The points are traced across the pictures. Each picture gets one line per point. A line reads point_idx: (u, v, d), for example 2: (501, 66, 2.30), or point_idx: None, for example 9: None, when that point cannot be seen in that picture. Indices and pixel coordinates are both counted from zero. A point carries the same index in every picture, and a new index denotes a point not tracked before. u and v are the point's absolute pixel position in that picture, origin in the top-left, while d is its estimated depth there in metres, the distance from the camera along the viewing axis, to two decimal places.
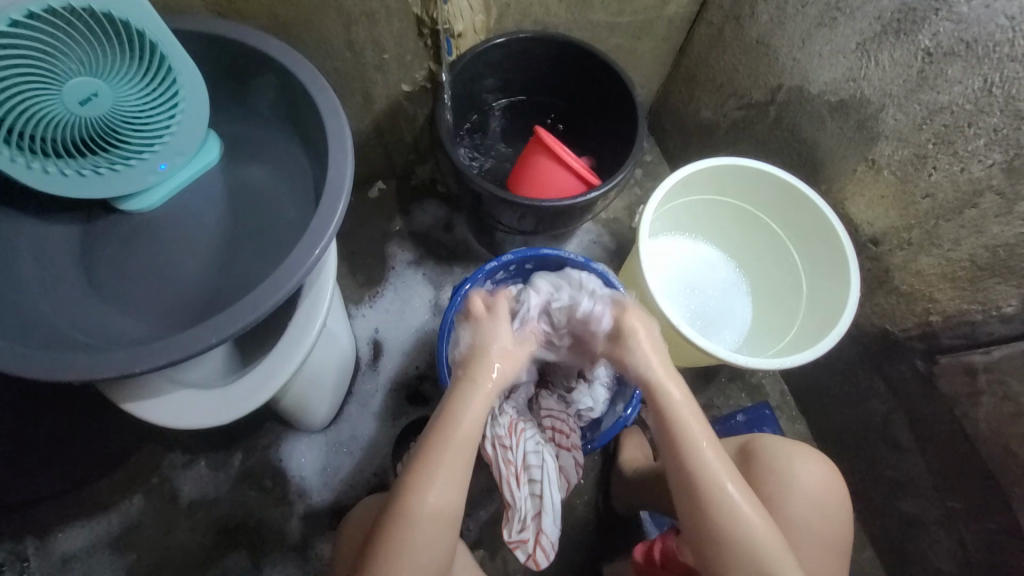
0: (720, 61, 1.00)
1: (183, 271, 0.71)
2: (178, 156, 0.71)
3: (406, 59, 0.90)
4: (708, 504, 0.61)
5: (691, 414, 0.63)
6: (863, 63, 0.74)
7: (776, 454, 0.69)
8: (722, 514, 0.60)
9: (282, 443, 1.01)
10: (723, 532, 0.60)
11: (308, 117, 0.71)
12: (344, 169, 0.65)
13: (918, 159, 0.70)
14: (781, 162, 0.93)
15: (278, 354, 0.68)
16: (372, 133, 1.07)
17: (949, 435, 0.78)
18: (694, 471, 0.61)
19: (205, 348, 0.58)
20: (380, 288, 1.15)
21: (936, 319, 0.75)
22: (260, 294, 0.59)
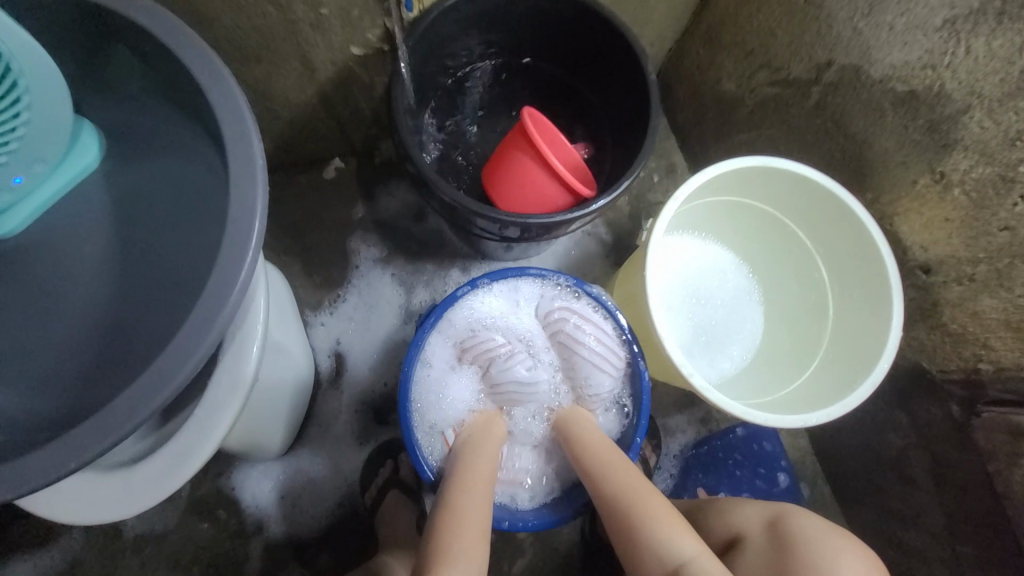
0: (754, 21, 0.80)
1: (53, 320, 0.54)
2: (37, 165, 0.53)
3: (352, 15, 0.68)
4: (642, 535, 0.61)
5: (605, 449, 0.69)
6: (949, 47, 0.56)
7: (810, 541, 0.59)
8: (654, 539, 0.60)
9: (233, 470, 0.90)
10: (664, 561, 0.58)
11: (206, 115, 0.52)
12: (253, 194, 0.47)
13: (1003, 182, 0.56)
14: (817, 158, 0.77)
15: (194, 430, 0.54)
16: (320, 105, 0.86)
17: (976, 487, 0.70)
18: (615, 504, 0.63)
19: (80, 460, 0.43)
20: (341, 289, 1.00)
21: (986, 367, 0.63)
22: (141, 389, 0.44)
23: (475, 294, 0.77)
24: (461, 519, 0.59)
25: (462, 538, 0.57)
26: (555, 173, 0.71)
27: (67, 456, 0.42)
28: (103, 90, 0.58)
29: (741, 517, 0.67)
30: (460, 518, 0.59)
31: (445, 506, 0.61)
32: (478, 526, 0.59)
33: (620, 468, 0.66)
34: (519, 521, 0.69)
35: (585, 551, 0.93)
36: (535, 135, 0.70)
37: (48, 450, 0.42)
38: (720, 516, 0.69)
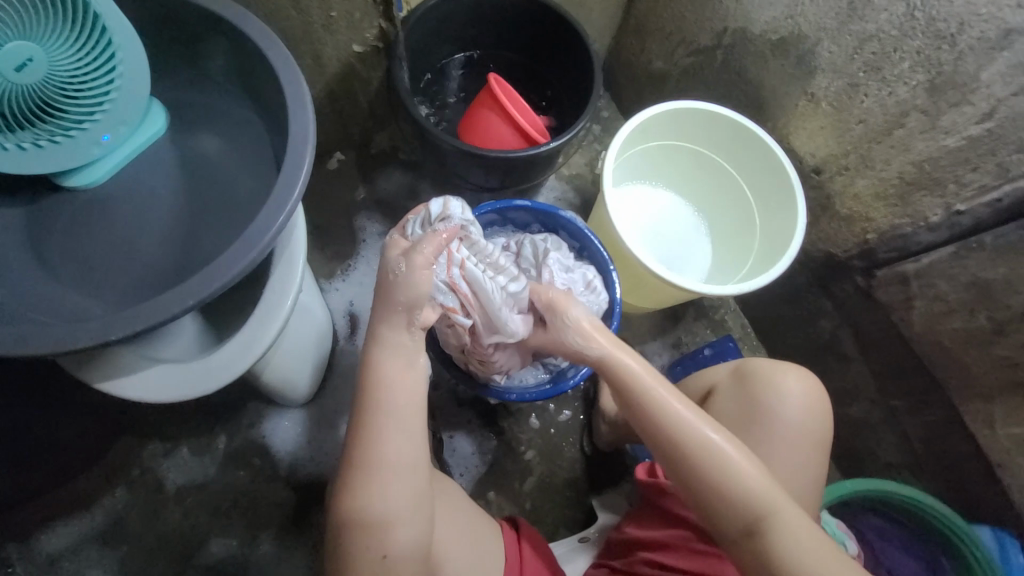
0: (668, 9, 1.03)
1: (142, 244, 0.69)
2: (121, 126, 0.67)
3: (355, 17, 0.87)
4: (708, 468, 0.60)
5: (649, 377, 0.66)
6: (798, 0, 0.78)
7: (769, 371, 0.73)
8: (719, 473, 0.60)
9: (263, 421, 1.00)
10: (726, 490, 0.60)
11: (258, 73, 0.67)
12: (307, 124, 0.63)
13: (851, 88, 0.76)
14: (729, 103, 0.97)
15: (255, 322, 0.68)
16: (326, 100, 1.04)
17: (890, 341, 0.86)
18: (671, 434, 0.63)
19: (180, 312, 0.58)
20: (351, 260, 1.14)
21: (872, 237, 0.81)
22: (233, 256, 0.59)
23: None
24: (386, 399, 0.62)
25: (387, 417, 0.62)
26: (519, 129, 0.91)
27: (175, 303, 0.57)
28: (170, 72, 0.74)
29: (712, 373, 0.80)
30: (381, 397, 0.63)
31: (366, 386, 0.63)
32: (408, 404, 0.63)
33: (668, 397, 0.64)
34: (526, 393, 0.83)
35: (586, 465, 1.05)
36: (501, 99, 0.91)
37: (165, 298, 0.57)
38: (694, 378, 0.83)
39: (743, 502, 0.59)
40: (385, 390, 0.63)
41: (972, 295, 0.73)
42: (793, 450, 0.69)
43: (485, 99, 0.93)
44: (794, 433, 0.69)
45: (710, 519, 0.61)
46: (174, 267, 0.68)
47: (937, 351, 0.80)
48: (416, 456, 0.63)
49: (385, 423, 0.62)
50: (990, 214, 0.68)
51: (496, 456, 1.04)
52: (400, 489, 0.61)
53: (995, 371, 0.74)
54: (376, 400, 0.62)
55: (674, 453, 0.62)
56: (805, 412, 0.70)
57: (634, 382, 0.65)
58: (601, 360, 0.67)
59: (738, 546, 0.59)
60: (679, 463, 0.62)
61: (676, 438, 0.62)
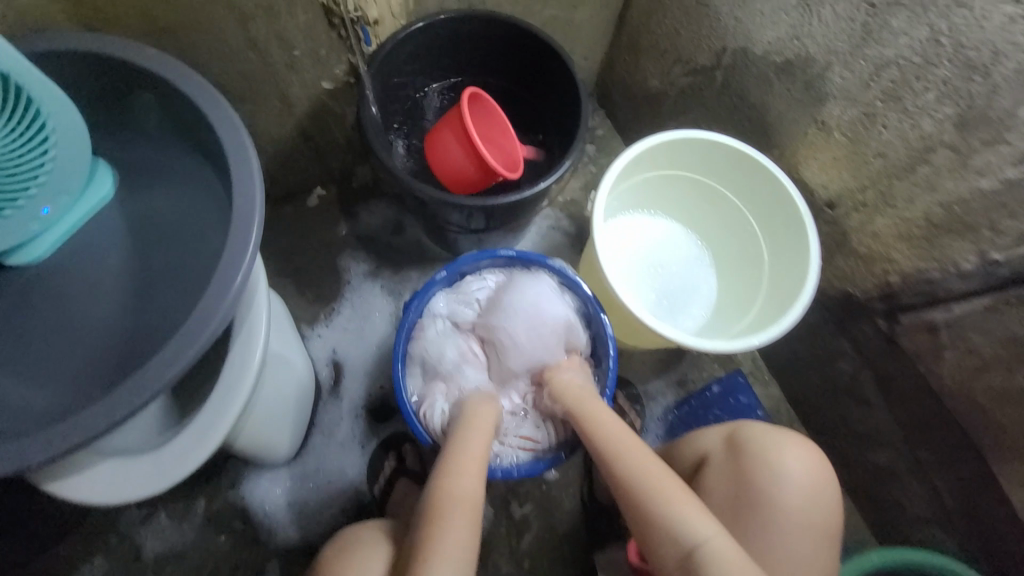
0: (661, 26, 0.95)
1: (88, 325, 0.63)
2: (61, 196, 0.62)
3: (321, 54, 0.81)
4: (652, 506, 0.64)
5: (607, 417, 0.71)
6: (805, 20, 0.69)
7: (764, 444, 0.68)
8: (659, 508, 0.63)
9: (243, 481, 0.95)
10: (663, 523, 0.62)
11: (205, 134, 0.62)
12: (252, 191, 0.58)
13: (867, 119, 0.67)
14: (731, 128, 0.89)
15: (216, 402, 0.63)
16: (298, 137, 0.98)
17: (915, 390, 0.78)
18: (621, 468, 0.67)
19: (128, 415, 0.52)
20: (335, 304, 1.08)
21: (895, 279, 0.73)
22: (179, 345, 0.53)
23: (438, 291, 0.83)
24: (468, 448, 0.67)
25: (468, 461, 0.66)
26: (490, 172, 0.85)
27: (119, 406, 0.52)
28: (113, 131, 0.67)
29: (705, 440, 0.74)
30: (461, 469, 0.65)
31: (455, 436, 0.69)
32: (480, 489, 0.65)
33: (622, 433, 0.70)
34: (513, 470, 0.73)
35: (586, 519, 0.98)
36: (467, 121, 0.82)
37: (108, 403, 0.52)
38: (684, 444, 0.77)
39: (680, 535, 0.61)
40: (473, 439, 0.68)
41: (1011, 351, 0.64)
42: (783, 538, 0.64)
43: (455, 124, 0.85)
44: (789, 515, 0.64)
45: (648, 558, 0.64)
46: (122, 347, 0.62)
47: (970, 406, 0.71)
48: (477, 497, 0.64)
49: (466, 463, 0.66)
50: None
51: (489, 512, 0.98)
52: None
53: None
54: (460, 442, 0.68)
55: (625, 484, 0.66)
56: (802, 491, 0.65)
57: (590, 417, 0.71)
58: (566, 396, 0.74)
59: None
60: (631, 494, 0.65)
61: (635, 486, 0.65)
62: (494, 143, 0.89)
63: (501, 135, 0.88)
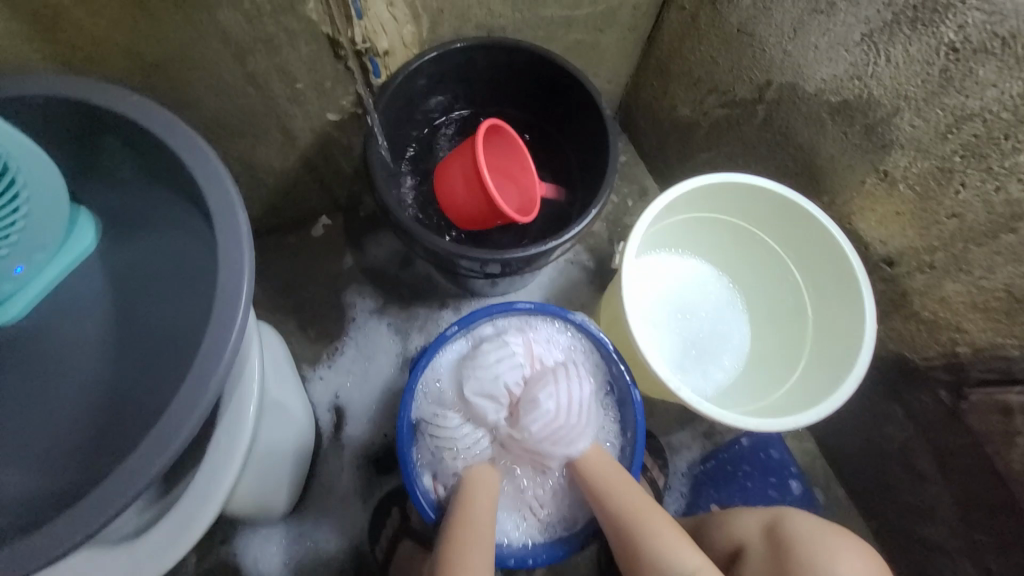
0: (695, 52, 0.87)
1: (57, 402, 0.55)
2: (37, 252, 0.56)
3: (326, 86, 0.74)
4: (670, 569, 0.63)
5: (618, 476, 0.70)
6: (870, 59, 0.61)
7: (811, 545, 0.60)
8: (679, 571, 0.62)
9: (235, 537, 0.89)
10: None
11: (190, 188, 0.55)
12: (241, 256, 0.51)
13: (942, 174, 0.59)
14: (774, 168, 0.81)
15: (202, 486, 0.56)
16: (302, 168, 0.91)
17: (980, 470, 0.70)
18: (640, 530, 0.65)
19: (101, 524, 0.45)
20: (338, 342, 1.01)
21: (964, 350, 0.65)
22: (160, 440, 0.46)
23: (447, 346, 0.76)
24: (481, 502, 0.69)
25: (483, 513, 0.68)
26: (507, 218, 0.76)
27: (88, 515, 0.45)
28: (91, 177, 0.61)
29: (742, 525, 0.67)
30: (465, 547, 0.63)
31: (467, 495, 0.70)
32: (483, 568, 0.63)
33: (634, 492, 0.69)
34: (528, 559, 0.69)
35: None
36: (480, 170, 0.73)
37: (78, 513, 0.44)
38: (716, 530, 0.69)
39: None
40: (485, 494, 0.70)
41: None
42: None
43: (468, 163, 0.75)
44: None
45: None
46: (95, 425, 0.55)
47: None
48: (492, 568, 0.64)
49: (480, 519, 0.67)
50: None
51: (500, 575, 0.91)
52: None
53: None
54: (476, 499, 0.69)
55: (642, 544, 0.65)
56: None
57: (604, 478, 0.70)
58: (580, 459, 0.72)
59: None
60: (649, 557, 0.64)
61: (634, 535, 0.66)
62: (512, 178, 0.80)
63: (520, 171, 0.79)
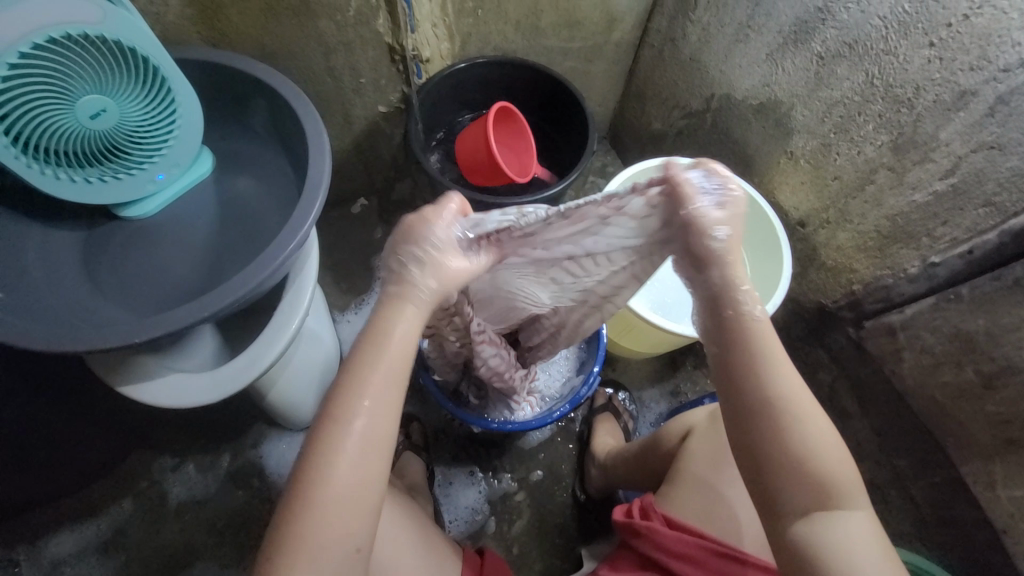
0: (663, 78, 1.13)
1: (174, 270, 0.77)
2: (174, 167, 0.78)
3: (381, 82, 1.01)
4: (808, 445, 0.49)
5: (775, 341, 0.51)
6: (772, 70, 0.85)
7: None
8: (818, 453, 0.49)
9: (264, 441, 1.06)
10: (816, 467, 0.49)
11: (290, 125, 0.79)
12: (323, 168, 0.72)
13: (824, 148, 0.80)
14: (720, 161, 1.04)
15: (264, 340, 0.75)
16: (353, 151, 1.17)
17: (886, 395, 0.84)
18: (785, 398, 0.49)
19: (196, 322, 0.62)
20: (365, 296, 1.22)
21: (858, 287, 0.83)
22: (248, 273, 0.64)
23: None
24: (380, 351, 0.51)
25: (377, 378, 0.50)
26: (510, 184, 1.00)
27: (186, 315, 0.62)
28: (218, 126, 0.87)
29: (692, 416, 0.83)
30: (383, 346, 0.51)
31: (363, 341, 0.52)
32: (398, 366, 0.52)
33: (789, 365, 0.51)
34: (507, 423, 0.85)
35: (576, 510, 1.03)
36: (489, 140, 0.97)
37: (182, 310, 0.62)
38: (673, 422, 0.85)
39: (822, 487, 0.49)
40: (390, 343, 0.51)
41: (956, 347, 0.72)
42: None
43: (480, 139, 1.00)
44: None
45: (765, 484, 0.50)
46: (199, 290, 0.75)
47: (933, 406, 0.77)
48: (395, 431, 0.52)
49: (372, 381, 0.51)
50: (964, 265, 0.68)
51: (484, 496, 1.03)
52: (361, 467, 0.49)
53: (989, 431, 0.72)
54: (371, 353, 0.51)
55: (789, 414, 0.49)
56: None
57: (756, 334, 0.51)
58: (733, 307, 0.51)
59: (788, 523, 0.50)
60: (790, 429, 0.49)
61: (754, 393, 0.50)
62: (518, 153, 1.05)
63: (524, 148, 1.04)
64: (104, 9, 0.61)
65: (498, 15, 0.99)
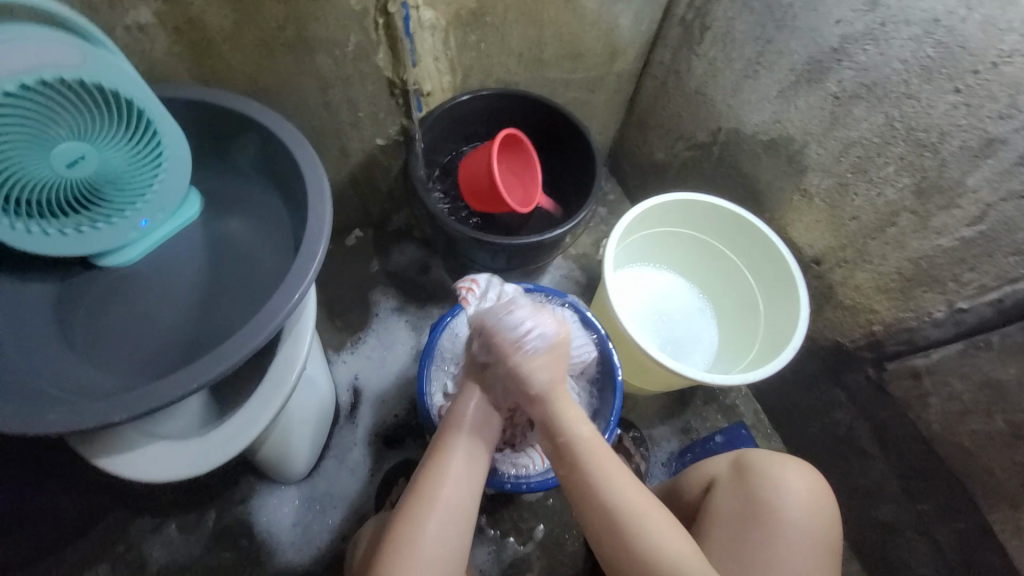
0: (666, 109, 1.11)
1: (159, 323, 0.71)
2: (159, 212, 0.72)
3: (380, 116, 0.97)
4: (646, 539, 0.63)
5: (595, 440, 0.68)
6: (785, 107, 0.83)
7: (766, 464, 0.74)
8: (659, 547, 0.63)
9: (253, 496, 0.99)
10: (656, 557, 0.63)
11: (286, 168, 0.74)
12: (323, 216, 0.67)
13: (841, 187, 0.79)
14: (727, 194, 1.02)
15: (257, 400, 0.69)
16: (349, 184, 1.12)
17: (910, 439, 0.82)
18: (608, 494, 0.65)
19: (185, 394, 0.56)
20: (362, 333, 1.16)
21: (878, 328, 0.81)
22: (245, 335, 0.58)
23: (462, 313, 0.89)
24: (460, 442, 0.71)
25: (440, 504, 0.66)
26: None
27: (170, 387, 0.56)
28: (207, 166, 0.81)
29: (713, 465, 0.80)
30: (444, 472, 0.68)
31: (427, 469, 0.69)
32: (462, 491, 0.68)
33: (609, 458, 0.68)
34: (523, 483, 0.79)
35: (588, 561, 0.98)
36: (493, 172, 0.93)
37: (170, 380, 0.56)
38: (695, 471, 0.83)
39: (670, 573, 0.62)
40: (450, 464, 0.69)
41: (987, 395, 0.70)
42: (794, 556, 0.67)
43: (483, 173, 0.96)
44: (803, 536, 0.68)
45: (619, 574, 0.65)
46: (185, 345, 0.69)
47: (961, 452, 0.75)
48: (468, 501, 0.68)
49: (455, 465, 0.69)
50: (993, 313, 0.67)
51: (491, 550, 0.97)
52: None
53: (1022, 481, 0.70)
54: (432, 479, 0.68)
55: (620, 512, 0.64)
56: (806, 513, 0.69)
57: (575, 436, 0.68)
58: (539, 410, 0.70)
59: None
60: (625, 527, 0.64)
61: (627, 538, 0.64)
62: (523, 182, 1.02)
63: (530, 178, 1.01)
64: (83, 50, 0.56)
65: (501, 47, 0.96)
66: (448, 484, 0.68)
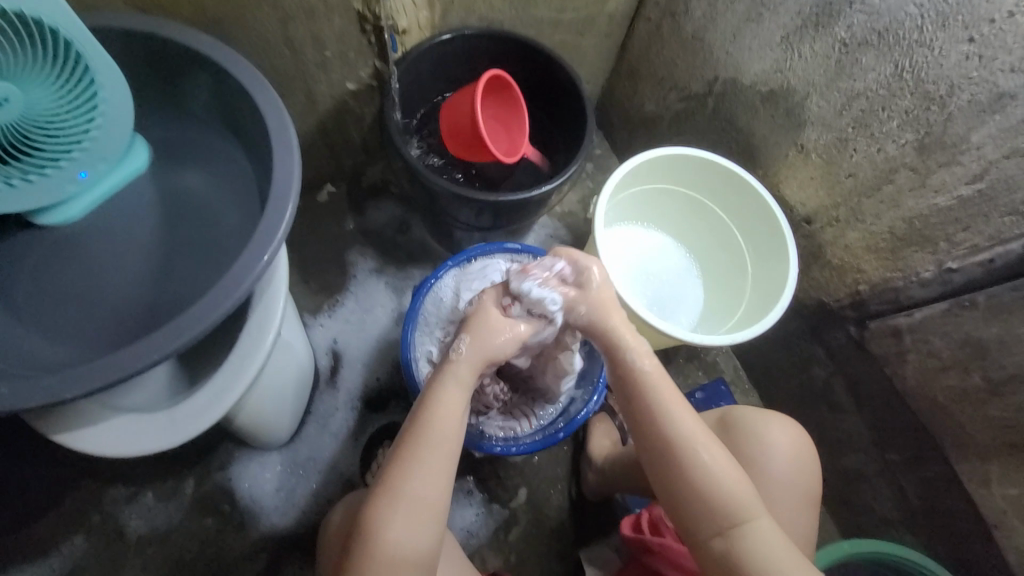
0: (659, 56, 1.04)
1: (112, 288, 0.64)
2: (101, 163, 0.63)
3: (350, 56, 0.87)
4: (702, 474, 0.60)
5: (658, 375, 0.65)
6: (787, 55, 0.79)
7: (753, 422, 0.75)
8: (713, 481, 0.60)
9: (233, 463, 0.96)
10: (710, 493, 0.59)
11: (246, 113, 0.65)
12: (291, 168, 0.60)
13: (840, 142, 0.76)
14: (720, 149, 0.98)
15: (230, 370, 0.64)
16: (317, 134, 1.03)
17: (884, 394, 0.85)
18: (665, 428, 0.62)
19: (146, 366, 0.51)
20: (339, 296, 1.11)
21: (864, 288, 0.81)
22: (212, 301, 0.53)
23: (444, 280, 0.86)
24: (433, 432, 0.62)
25: (431, 450, 0.61)
26: None
27: (129, 361, 0.51)
28: (153, 110, 0.72)
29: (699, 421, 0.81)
30: (434, 416, 0.63)
31: (418, 417, 0.63)
32: (451, 438, 0.63)
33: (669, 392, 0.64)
34: (513, 446, 0.79)
35: (572, 513, 1.01)
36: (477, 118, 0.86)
37: (128, 352, 0.51)
38: None
39: (725, 509, 0.59)
40: (440, 411, 0.63)
41: (965, 352, 0.72)
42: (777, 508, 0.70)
43: (467, 122, 0.89)
44: (785, 487, 0.71)
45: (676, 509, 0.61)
46: (145, 312, 0.63)
47: (933, 405, 0.78)
48: (443, 493, 0.61)
49: (427, 457, 0.61)
50: (981, 273, 0.68)
51: (479, 506, 0.99)
52: (415, 529, 0.59)
53: (987, 431, 0.73)
54: (420, 428, 0.62)
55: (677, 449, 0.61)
56: (790, 467, 0.72)
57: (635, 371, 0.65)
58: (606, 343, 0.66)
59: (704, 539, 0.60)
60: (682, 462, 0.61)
61: (683, 470, 0.60)
62: (508, 131, 0.95)
63: (517, 126, 0.94)
64: None
65: None
66: (435, 432, 0.62)
